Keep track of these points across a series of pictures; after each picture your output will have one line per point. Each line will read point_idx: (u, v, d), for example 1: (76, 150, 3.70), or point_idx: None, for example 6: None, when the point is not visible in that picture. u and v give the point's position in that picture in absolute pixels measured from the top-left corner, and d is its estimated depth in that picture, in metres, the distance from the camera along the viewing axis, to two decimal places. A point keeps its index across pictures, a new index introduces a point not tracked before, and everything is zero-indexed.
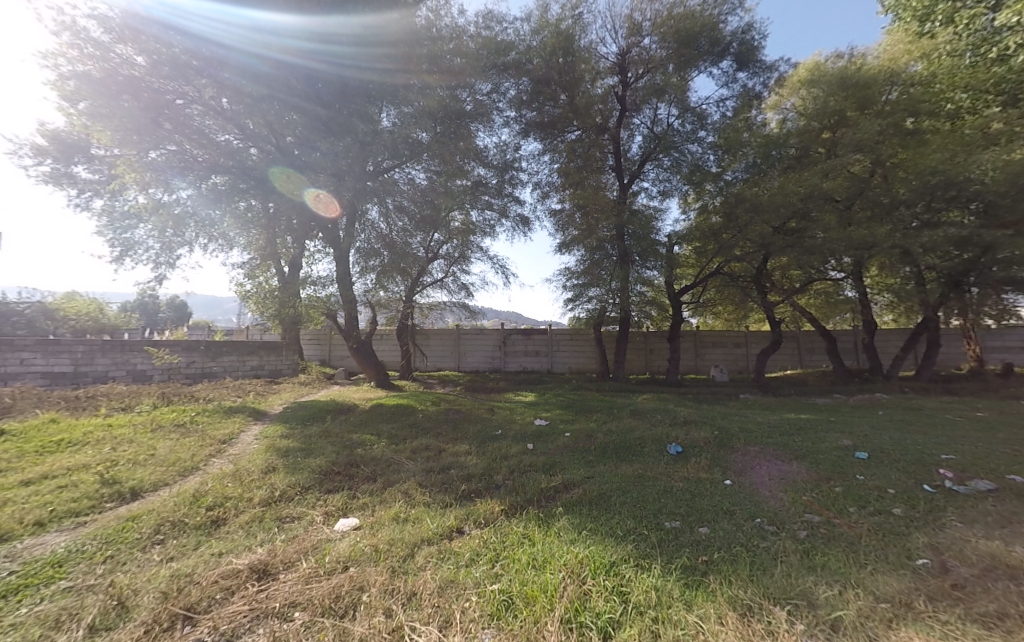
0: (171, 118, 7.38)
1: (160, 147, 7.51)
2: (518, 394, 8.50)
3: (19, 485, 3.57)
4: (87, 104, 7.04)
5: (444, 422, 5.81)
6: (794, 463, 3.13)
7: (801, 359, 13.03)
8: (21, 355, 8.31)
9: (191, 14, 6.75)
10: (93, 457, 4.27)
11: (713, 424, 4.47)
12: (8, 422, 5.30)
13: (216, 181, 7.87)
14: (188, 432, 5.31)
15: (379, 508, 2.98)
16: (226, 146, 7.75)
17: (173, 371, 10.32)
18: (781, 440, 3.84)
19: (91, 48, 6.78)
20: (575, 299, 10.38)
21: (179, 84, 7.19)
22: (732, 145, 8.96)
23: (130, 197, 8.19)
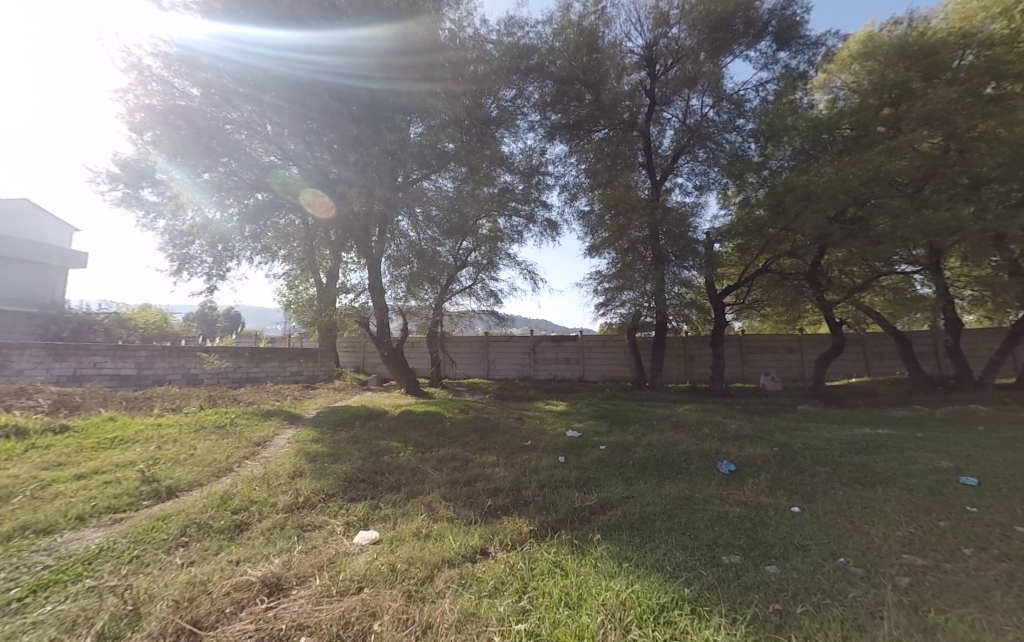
0: (221, 143, 7.80)
1: (211, 165, 7.94)
2: (549, 403, 8.19)
3: (69, 479, 3.63)
4: (150, 135, 7.61)
5: (471, 431, 5.61)
6: (879, 490, 2.67)
7: (868, 367, 11.89)
8: (95, 360, 9.07)
9: (232, 42, 6.97)
10: (139, 454, 4.39)
11: (770, 440, 4.00)
12: (72, 419, 5.63)
13: (259, 198, 8.36)
14: (227, 433, 5.41)
15: (399, 522, 2.79)
16: (269, 167, 8.07)
17: (222, 376, 10.86)
18: (857, 460, 3.35)
19: (155, 84, 7.25)
20: (608, 305, 10.01)
21: (224, 110, 7.47)
22: (776, 132, 8.29)
23: (186, 217, 8.84)
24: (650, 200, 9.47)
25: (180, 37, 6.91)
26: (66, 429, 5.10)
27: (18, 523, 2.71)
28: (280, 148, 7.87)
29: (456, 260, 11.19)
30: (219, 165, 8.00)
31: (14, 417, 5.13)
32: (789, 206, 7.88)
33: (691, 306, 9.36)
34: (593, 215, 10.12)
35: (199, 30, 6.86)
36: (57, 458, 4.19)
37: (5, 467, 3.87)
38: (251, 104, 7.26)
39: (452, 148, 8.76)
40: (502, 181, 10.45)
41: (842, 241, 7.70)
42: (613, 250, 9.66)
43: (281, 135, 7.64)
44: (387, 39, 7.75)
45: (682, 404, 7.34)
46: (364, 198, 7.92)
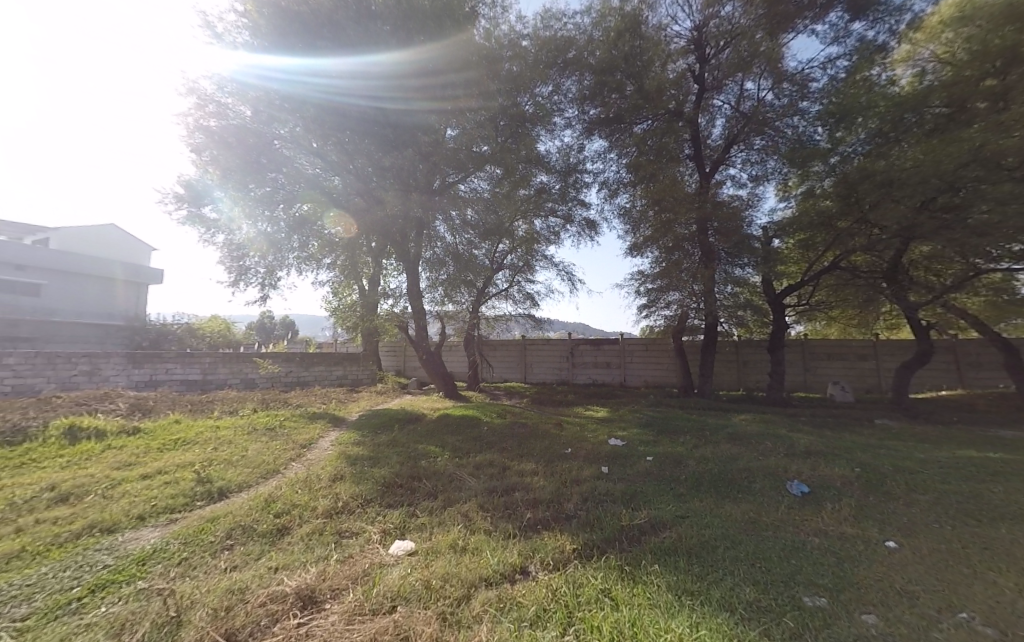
0: (269, 158, 8.20)
1: (263, 179, 8.38)
2: (590, 409, 7.91)
3: (136, 479, 3.87)
4: (209, 155, 8.18)
5: (510, 437, 5.46)
6: (1002, 528, 2.22)
7: (962, 377, 10.53)
8: (167, 366, 9.86)
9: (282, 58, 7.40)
10: (197, 456, 4.62)
11: (850, 459, 3.53)
12: (144, 420, 6.09)
13: (301, 208, 8.93)
14: (276, 436, 5.63)
15: (435, 531, 2.70)
16: (313, 177, 8.53)
17: (275, 379, 11.47)
18: (965, 489, 2.86)
19: (212, 106, 7.89)
20: (651, 306, 9.59)
21: (272, 127, 7.88)
22: (846, 113, 7.44)
23: (242, 231, 9.42)
24: (698, 194, 8.90)
25: (233, 61, 7.45)
26: (138, 430, 5.52)
27: (87, 522, 2.89)
28: (324, 159, 8.22)
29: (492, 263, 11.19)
30: (268, 180, 8.46)
31: (95, 419, 5.62)
32: (862, 193, 7.14)
33: (746, 306, 8.69)
34: (635, 212, 9.74)
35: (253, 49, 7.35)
36: (127, 458, 4.51)
37: (84, 467, 4.20)
38: (296, 119, 7.64)
39: (485, 150, 8.61)
40: (537, 181, 10.35)
41: (928, 235, 6.81)
42: (655, 248, 9.23)
43: (323, 146, 8.02)
44: (421, 45, 7.82)
45: (736, 413, 6.80)
46: (402, 204, 8.09)
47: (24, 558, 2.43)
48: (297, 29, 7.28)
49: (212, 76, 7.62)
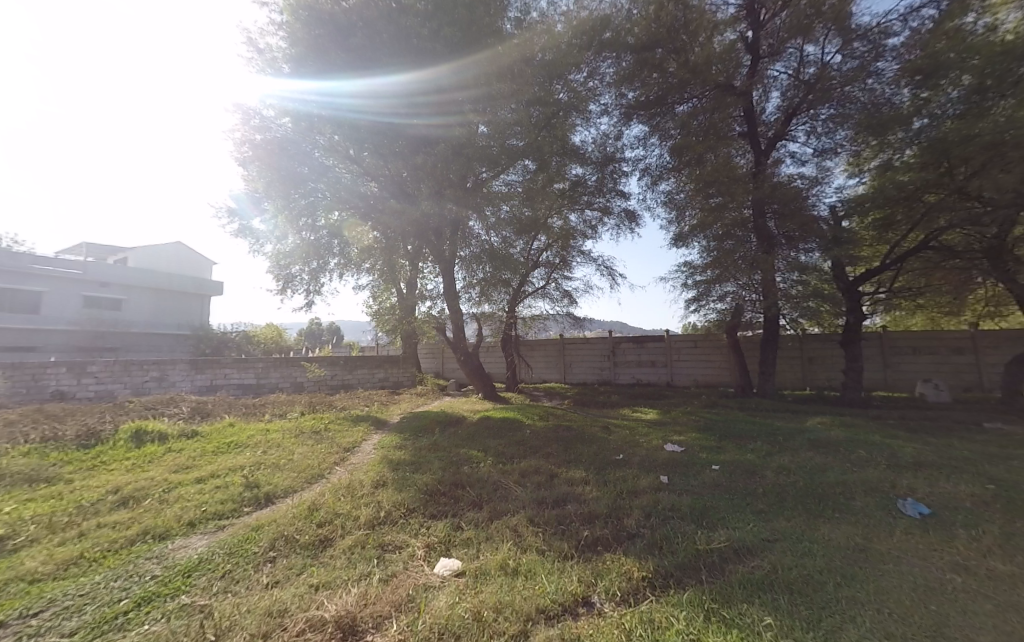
0: (307, 167, 8.35)
1: (304, 186, 8.59)
2: (637, 411, 7.48)
3: (192, 482, 3.98)
4: (255, 167, 8.52)
5: (556, 440, 5.20)
6: None
7: None
8: (225, 370, 10.42)
9: (322, 66, 7.61)
10: (248, 459, 4.69)
11: (984, 478, 2.98)
12: (202, 423, 6.32)
13: (340, 216, 9.28)
14: (321, 439, 5.66)
15: (483, 548, 2.48)
16: (350, 185, 8.64)
17: (321, 382, 11.85)
18: None
19: (258, 120, 8.15)
20: (702, 300, 8.99)
21: (309, 138, 8.02)
22: (936, 70, 6.54)
23: (287, 241, 9.82)
24: (753, 175, 8.33)
25: (278, 71, 7.76)
26: (197, 431, 5.75)
27: (140, 528, 2.93)
28: (361, 164, 8.35)
29: (528, 260, 11.02)
30: (308, 191, 8.66)
31: (158, 422, 5.90)
32: (953, 159, 6.28)
33: (816, 296, 7.79)
34: (681, 199, 9.18)
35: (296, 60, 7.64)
36: (184, 462, 4.63)
37: (147, 469, 4.39)
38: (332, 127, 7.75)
39: (518, 144, 8.37)
40: (575, 171, 10.13)
41: None
42: (703, 236, 8.62)
43: (359, 152, 8.16)
44: (452, 37, 7.67)
45: (810, 415, 6.12)
46: (437, 204, 8.03)
47: (82, 565, 2.49)
48: (333, 40, 7.54)
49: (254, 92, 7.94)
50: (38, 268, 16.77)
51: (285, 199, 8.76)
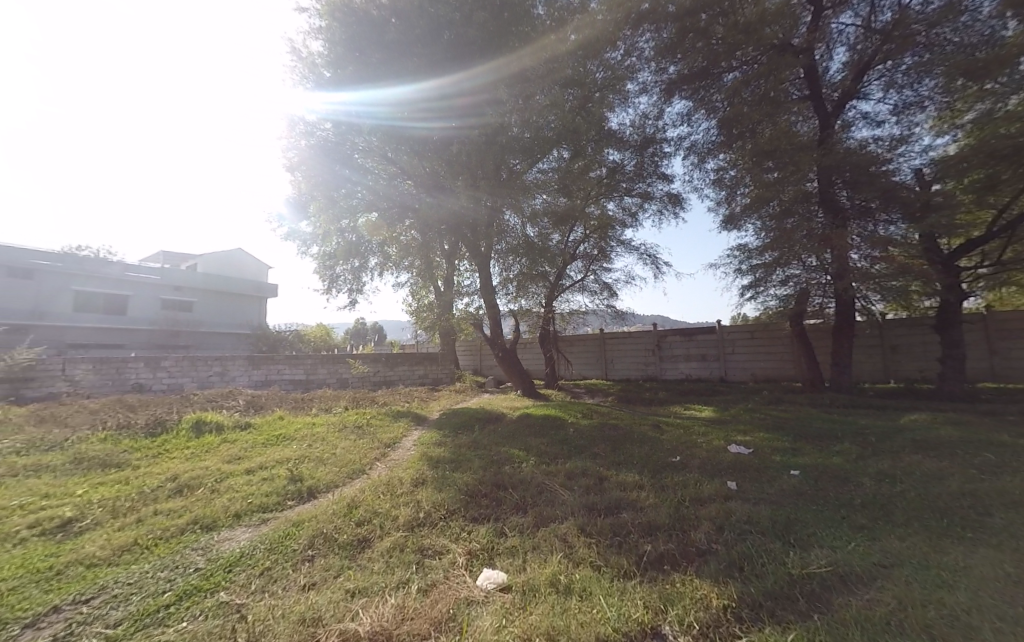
0: (347, 167, 8.56)
1: (344, 186, 8.74)
2: (689, 410, 6.97)
3: (243, 473, 3.98)
4: (300, 171, 8.87)
5: (602, 440, 4.89)
6: None
7: None
8: (278, 367, 10.92)
9: (354, 63, 7.53)
10: (295, 452, 4.71)
11: None
12: (255, 416, 6.45)
13: (373, 217, 9.24)
14: (363, 433, 5.66)
15: (527, 560, 2.26)
16: (385, 187, 8.61)
17: (365, 379, 12.16)
18: None
19: (298, 123, 8.28)
20: (761, 286, 8.34)
21: (348, 139, 8.13)
22: None
23: (331, 242, 10.12)
24: (818, 144, 7.64)
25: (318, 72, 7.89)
26: (252, 421, 5.93)
27: (190, 517, 2.88)
28: (395, 162, 8.27)
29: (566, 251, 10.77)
30: (348, 191, 8.80)
31: (216, 414, 6.14)
32: None
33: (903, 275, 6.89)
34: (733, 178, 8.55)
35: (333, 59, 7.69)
36: (238, 452, 4.67)
37: (204, 457, 4.43)
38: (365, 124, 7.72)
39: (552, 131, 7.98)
40: (615, 154, 9.84)
41: None
42: (757, 216, 8.10)
43: (390, 150, 8.00)
44: (483, 19, 7.43)
45: (901, 415, 5.37)
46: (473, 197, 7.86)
47: (134, 551, 2.38)
48: (367, 37, 7.52)
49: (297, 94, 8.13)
50: (125, 274, 18.63)
51: (325, 201, 8.93)
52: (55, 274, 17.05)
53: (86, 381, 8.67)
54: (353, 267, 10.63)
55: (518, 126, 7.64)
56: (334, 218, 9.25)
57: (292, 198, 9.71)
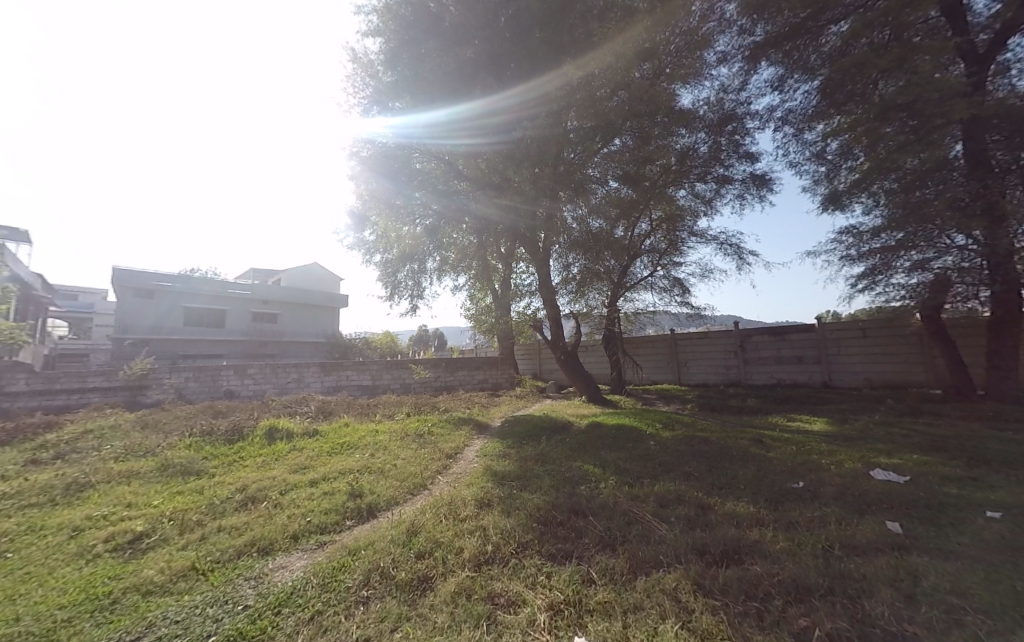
0: (401, 173, 8.42)
1: (399, 191, 8.67)
2: (791, 425, 5.92)
3: (307, 483, 3.84)
4: (361, 182, 9.02)
5: (695, 462, 4.16)
6: None
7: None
8: (347, 373, 11.29)
9: (412, 63, 7.58)
10: (358, 462, 4.51)
11: None
12: (322, 422, 6.45)
13: (432, 224, 9.04)
14: (425, 441, 5.42)
15: (630, 626, 1.73)
16: (440, 191, 8.38)
17: (427, 384, 12.23)
18: None
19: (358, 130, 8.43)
20: (881, 274, 7.74)
21: (406, 144, 8.16)
22: None
23: (391, 249, 10.29)
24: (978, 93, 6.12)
25: (377, 78, 8.01)
26: (320, 427, 5.98)
27: (247, 539, 2.68)
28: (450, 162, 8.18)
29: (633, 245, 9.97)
30: (404, 198, 8.73)
31: (289, 420, 6.28)
32: None
33: None
34: (837, 153, 7.70)
35: (392, 63, 7.77)
36: (305, 461, 4.60)
37: (272, 467, 4.39)
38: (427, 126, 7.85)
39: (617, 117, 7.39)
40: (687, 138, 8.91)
41: None
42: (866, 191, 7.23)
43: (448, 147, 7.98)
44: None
45: None
46: (527, 195, 7.45)
47: (189, 579, 2.18)
48: (423, 34, 7.51)
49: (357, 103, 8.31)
50: (223, 291, 20.77)
51: (386, 206, 9.10)
52: (171, 293, 19.53)
53: (188, 388, 9.56)
54: (413, 270, 10.69)
55: (572, 129, 7.49)
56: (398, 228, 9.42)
57: (354, 209, 9.99)
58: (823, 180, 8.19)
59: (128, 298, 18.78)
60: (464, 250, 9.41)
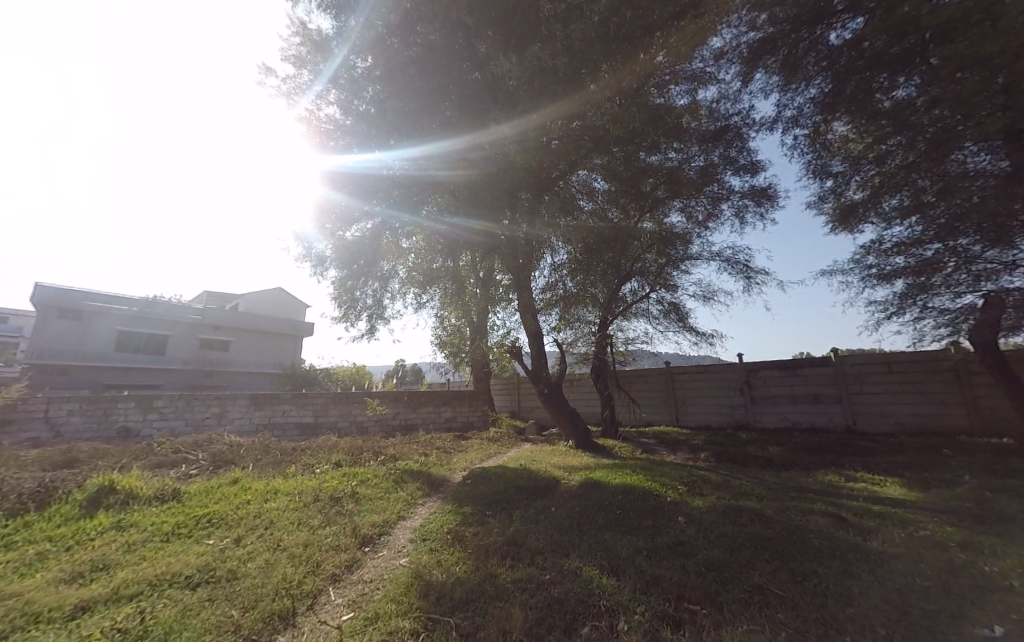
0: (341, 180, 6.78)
1: (344, 198, 7.01)
2: (854, 488, 4.38)
3: (55, 623, 1.89)
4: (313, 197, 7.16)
5: (757, 565, 2.54)
6: None
7: None
8: (283, 407, 9.20)
9: (362, 24, 5.86)
10: (199, 559, 2.60)
11: None
12: (202, 479, 4.46)
13: (411, 241, 8.12)
14: (339, 513, 3.55)
15: None
16: (408, 196, 6.88)
17: (383, 422, 10.27)
18: None
19: (297, 94, 6.56)
20: (925, 302, 6.82)
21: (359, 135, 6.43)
22: None
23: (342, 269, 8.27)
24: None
25: (321, 40, 6.27)
26: (187, 487, 4.02)
27: None
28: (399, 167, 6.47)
29: (630, 267, 8.70)
30: (352, 208, 7.17)
31: (145, 475, 4.30)
32: None
33: None
34: (846, 162, 6.52)
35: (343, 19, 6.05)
36: (111, 554, 2.65)
37: (24, 578, 2.37)
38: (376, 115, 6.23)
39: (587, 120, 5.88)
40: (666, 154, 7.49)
41: None
42: (878, 210, 6.52)
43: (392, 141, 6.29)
44: None
45: None
46: (505, 189, 6.30)
47: None
48: None
49: (298, 74, 6.50)
50: (167, 314, 18.40)
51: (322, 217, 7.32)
52: (103, 316, 17.08)
53: (68, 423, 7.39)
54: (375, 286, 8.94)
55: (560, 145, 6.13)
56: (356, 244, 7.93)
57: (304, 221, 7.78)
58: (831, 196, 7.15)
59: (49, 319, 16.19)
60: (438, 275, 8.32)
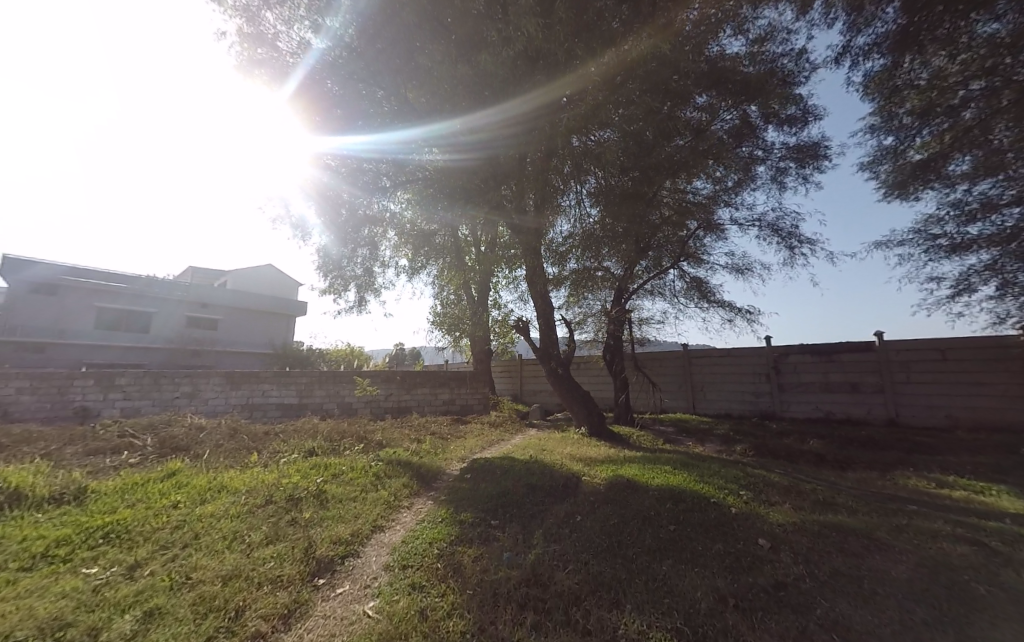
0: (319, 160, 5.82)
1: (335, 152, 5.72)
2: (958, 505, 3.47)
3: None
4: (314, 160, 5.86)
5: (927, 634, 1.60)
6: None
7: None
8: (263, 387, 8.28)
9: None
10: (55, 603, 1.68)
11: None
12: (132, 471, 3.54)
13: (392, 207, 6.63)
14: (295, 522, 2.62)
15: None
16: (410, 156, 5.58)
17: (375, 404, 9.41)
18: None
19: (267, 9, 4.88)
20: (1008, 279, 5.77)
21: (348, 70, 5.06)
22: None
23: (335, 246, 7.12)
24: None
25: None
26: (103, 483, 3.10)
27: None
28: (390, 148, 5.54)
29: (660, 249, 7.59)
30: (336, 182, 6.16)
31: (48, 468, 3.32)
32: None
33: None
34: (909, 119, 5.29)
35: None
36: None
37: None
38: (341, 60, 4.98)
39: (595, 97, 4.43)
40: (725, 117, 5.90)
41: None
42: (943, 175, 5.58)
43: (382, 103, 5.27)
44: None
45: None
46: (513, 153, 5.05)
47: None
48: None
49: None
50: (149, 289, 17.35)
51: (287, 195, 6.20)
52: (79, 290, 15.97)
53: (17, 403, 6.48)
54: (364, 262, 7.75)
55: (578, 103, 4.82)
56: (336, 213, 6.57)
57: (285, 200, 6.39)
58: (887, 156, 5.93)
59: (19, 292, 14.92)
60: (438, 252, 7.14)
